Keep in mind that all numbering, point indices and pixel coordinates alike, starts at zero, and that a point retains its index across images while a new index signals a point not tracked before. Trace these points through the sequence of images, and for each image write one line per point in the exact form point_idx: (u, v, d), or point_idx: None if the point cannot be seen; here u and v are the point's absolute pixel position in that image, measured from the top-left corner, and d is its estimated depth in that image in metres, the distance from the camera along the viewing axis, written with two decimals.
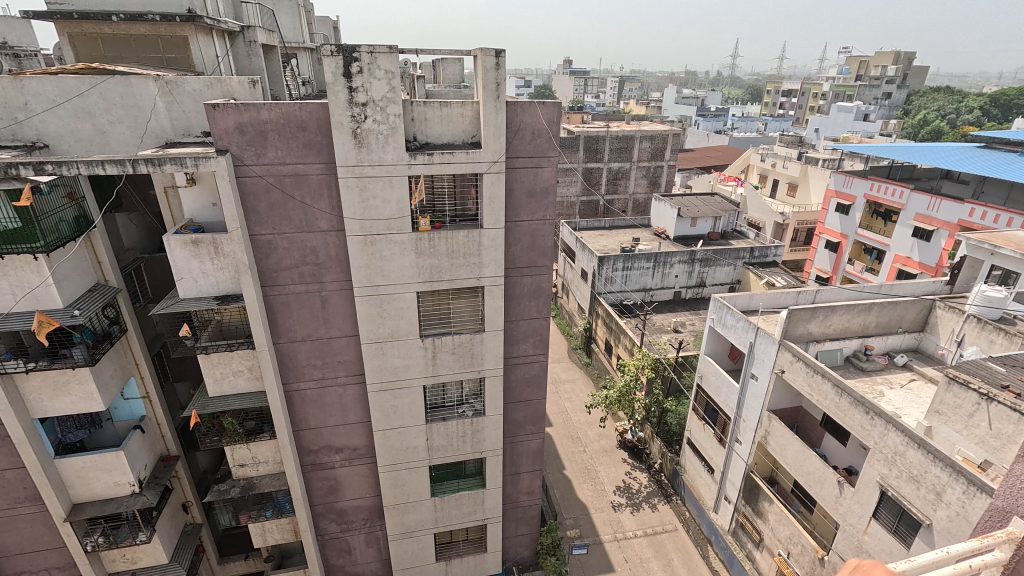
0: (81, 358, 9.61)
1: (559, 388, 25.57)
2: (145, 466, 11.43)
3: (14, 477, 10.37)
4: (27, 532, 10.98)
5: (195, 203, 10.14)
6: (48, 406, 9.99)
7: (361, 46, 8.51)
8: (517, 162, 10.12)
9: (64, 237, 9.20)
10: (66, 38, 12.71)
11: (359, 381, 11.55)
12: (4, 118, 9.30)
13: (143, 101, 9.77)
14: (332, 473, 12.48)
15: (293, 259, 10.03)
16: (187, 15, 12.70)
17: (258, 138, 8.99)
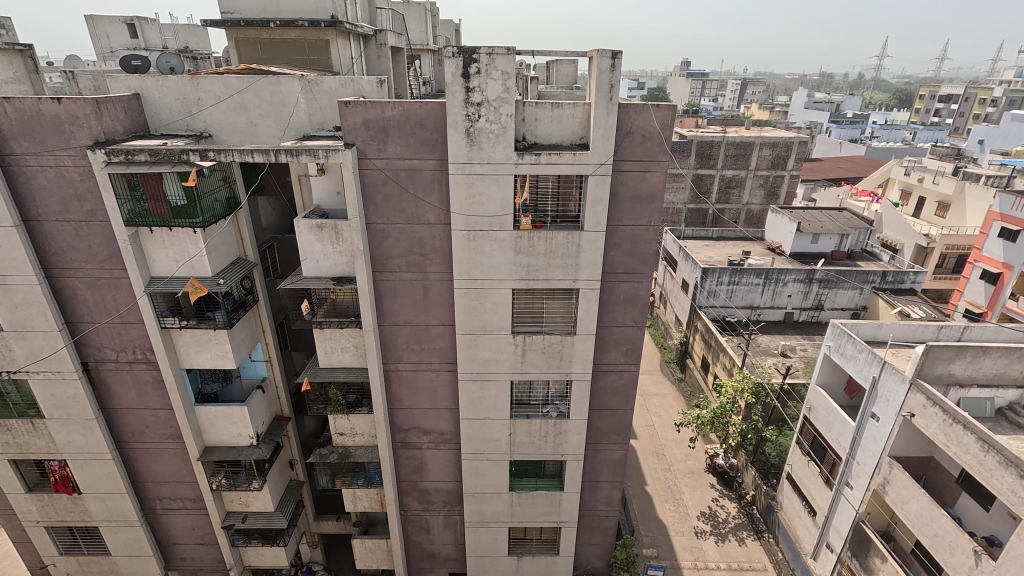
0: (221, 321, 11.05)
1: (648, 400, 24.69)
2: (262, 422, 12.85)
3: (164, 416, 12.21)
4: (170, 464, 12.82)
5: (322, 191, 11.20)
6: (193, 359, 11.59)
7: (481, 48, 8.83)
8: (624, 165, 9.90)
9: (217, 215, 10.61)
10: (234, 42, 14.66)
11: (451, 369, 12.01)
12: (181, 111, 10.94)
13: (288, 98, 10.97)
14: (419, 453, 13.15)
15: (402, 248, 10.68)
16: (330, 21, 14.01)
17: (381, 134, 9.70)
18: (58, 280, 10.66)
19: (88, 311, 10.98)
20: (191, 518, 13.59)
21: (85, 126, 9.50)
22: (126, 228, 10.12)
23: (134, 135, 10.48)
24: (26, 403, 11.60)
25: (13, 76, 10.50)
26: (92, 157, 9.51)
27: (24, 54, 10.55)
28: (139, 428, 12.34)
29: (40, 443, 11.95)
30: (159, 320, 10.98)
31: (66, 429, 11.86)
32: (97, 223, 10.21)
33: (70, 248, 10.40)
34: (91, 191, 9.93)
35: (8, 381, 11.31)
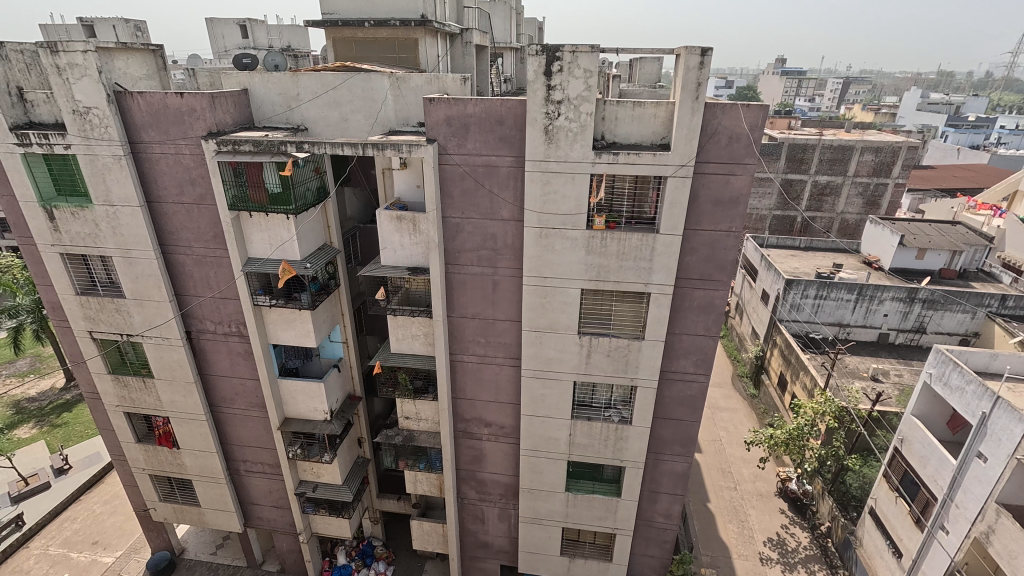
0: (306, 303, 11.84)
1: (716, 414, 23.59)
2: (336, 400, 13.66)
3: (252, 385, 13.29)
4: (253, 430, 13.95)
5: (404, 184, 11.67)
6: (279, 336, 12.52)
7: (565, 46, 8.80)
8: (707, 167, 9.49)
9: (308, 204, 11.36)
10: (332, 41, 15.59)
11: (515, 365, 12.12)
12: (282, 106, 11.83)
13: (377, 94, 11.51)
14: (478, 444, 13.41)
15: (475, 242, 10.91)
16: (420, 20, 14.53)
17: (461, 130, 9.95)
18: (172, 256, 11.89)
19: (194, 285, 12.18)
20: (268, 481, 14.72)
21: (201, 118, 10.51)
22: (230, 212, 11.09)
23: (241, 127, 11.45)
24: (140, 363, 13.12)
25: (147, 73, 11.83)
26: (205, 146, 10.50)
27: (156, 53, 11.84)
28: (230, 395, 13.53)
29: (149, 400, 13.44)
30: (253, 298, 11.96)
31: (170, 389, 13.25)
32: (206, 207, 11.28)
33: (183, 227, 11.57)
34: (203, 177, 10.98)
35: (127, 343, 12.81)
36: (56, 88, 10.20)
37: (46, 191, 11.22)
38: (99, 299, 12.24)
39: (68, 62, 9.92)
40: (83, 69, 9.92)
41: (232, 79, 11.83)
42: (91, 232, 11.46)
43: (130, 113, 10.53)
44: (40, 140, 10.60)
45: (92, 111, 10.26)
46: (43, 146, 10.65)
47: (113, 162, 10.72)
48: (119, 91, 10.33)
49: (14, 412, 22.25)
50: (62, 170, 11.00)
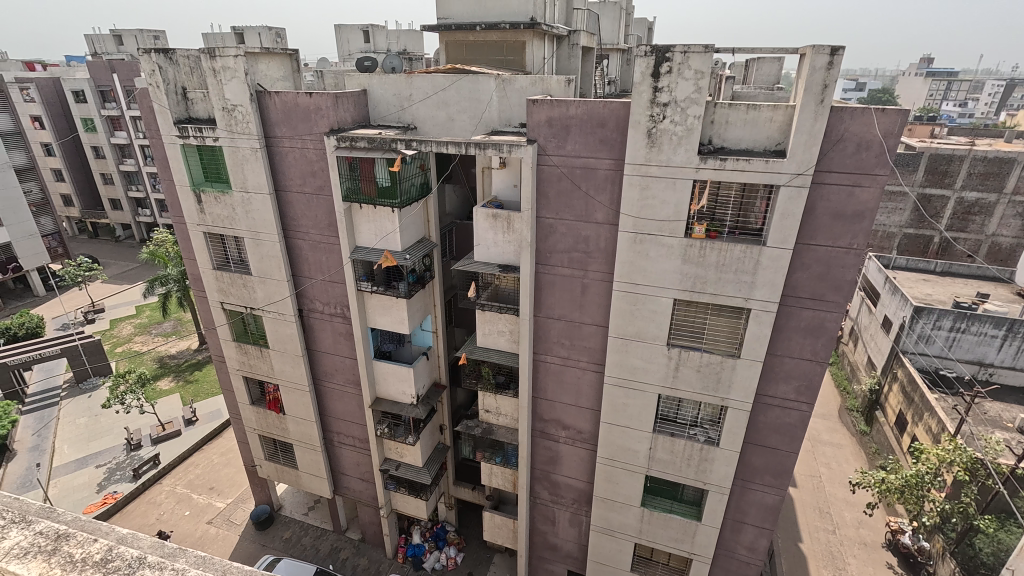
0: (402, 292, 12.56)
1: (817, 447, 21.52)
2: (423, 386, 14.32)
3: (350, 364, 14.35)
4: (348, 406, 15.06)
5: (501, 183, 11.93)
6: (376, 321, 13.38)
7: (676, 46, 8.49)
8: (828, 177, 8.68)
9: (412, 198, 12.02)
10: (445, 45, 16.35)
11: (598, 370, 11.94)
12: (396, 106, 12.62)
13: (484, 95, 11.86)
14: (555, 446, 13.39)
15: (567, 244, 10.89)
16: (529, 23, 14.76)
17: (562, 131, 9.97)
18: (292, 240, 13.16)
19: (309, 268, 13.38)
20: (356, 455, 15.80)
21: (325, 115, 11.50)
22: (344, 203, 12.02)
23: (359, 124, 12.36)
24: (259, 333, 14.66)
25: (284, 75, 13.16)
26: (327, 142, 11.48)
27: (293, 57, 13.13)
28: (331, 371, 14.70)
29: (263, 367, 14.99)
30: (357, 283, 12.89)
31: (282, 360, 14.68)
32: (323, 197, 12.34)
33: (302, 215, 12.76)
34: (323, 170, 12.00)
35: (250, 315, 14.38)
36: (211, 88, 11.68)
37: (196, 177, 12.90)
38: (231, 274, 13.86)
39: (222, 65, 11.31)
40: (234, 71, 11.26)
41: (354, 80, 12.81)
42: (229, 214, 13.00)
43: (268, 111, 11.79)
44: (195, 133, 12.21)
45: (238, 109, 11.64)
46: (198, 138, 12.24)
47: (251, 153, 12.06)
48: (260, 91, 11.60)
49: (159, 366, 25.89)
50: (210, 159, 12.58)
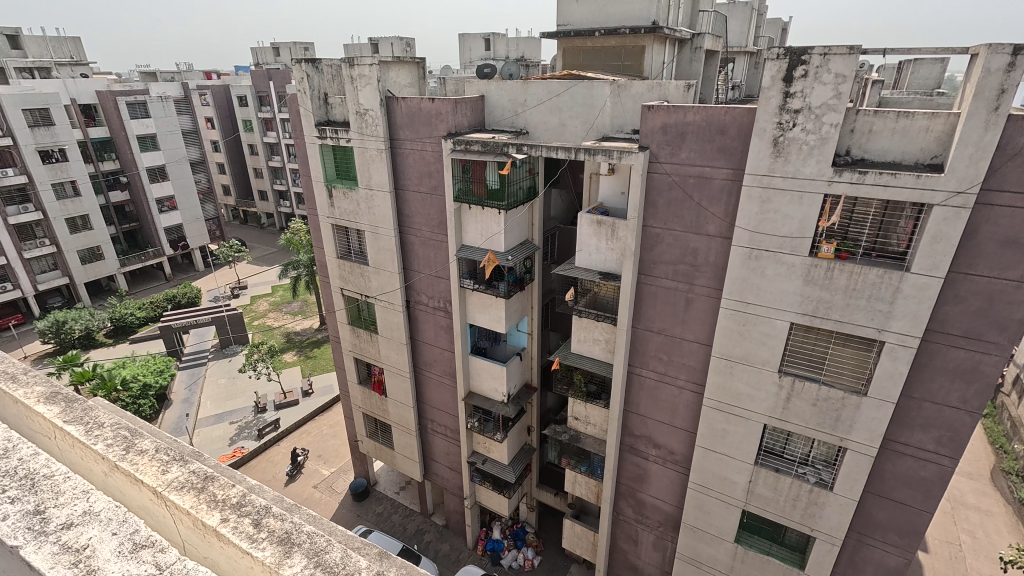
0: (502, 292, 12.86)
1: (958, 510, 18.48)
2: (515, 385, 14.54)
3: (448, 357, 15.02)
4: (442, 396, 15.77)
5: (609, 189, 11.70)
6: (476, 318, 13.86)
7: (815, 48, 7.78)
8: (998, 197, 7.42)
9: (518, 202, 12.27)
10: (562, 51, 16.54)
11: (697, 391, 11.31)
12: (510, 111, 12.99)
13: (597, 101, 11.76)
14: (643, 463, 12.91)
15: (673, 255, 10.45)
16: (651, 27, 14.39)
17: (677, 138, 9.59)
18: (405, 235, 14.09)
19: (418, 262, 14.23)
20: (447, 444, 16.49)
21: (445, 120, 12.17)
22: (454, 203, 12.65)
23: (475, 128, 12.88)
24: (370, 320, 15.86)
25: (411, 82, 14.12)
26: (444, 145, 12.14)
27: (419, 65, 14.05)
28: (430, 361, 15.49)
29: (372, 351, 16.22)
30: (460, 280, 13.47)
31: (388, 346, 15.77)
32: (437, 196, 13.06)
33: (417, 212, 13.60)
34: (438, 171, 12.71)
35: (364, 302, 15.62)
36: (348, 94, 12.87)
37: (330, 174, 14.28)
38: (351, 263, 15.17)
39: (358, 73, 12.41)
40: (368, 79, 12.33)
41: (473, 87, 13.40)
42: (354, 209, 14.27)
43: (394, 115, 12.74)
44: (332, 135, 13.54)
45: (369, 113, 12.72)
46: (333, 139, 13.56)
47: (376, 154, 13.13)
48: (389, 97, 12.58)
49: (285, 341, 29.08)
50: (343, 158, 13.85)
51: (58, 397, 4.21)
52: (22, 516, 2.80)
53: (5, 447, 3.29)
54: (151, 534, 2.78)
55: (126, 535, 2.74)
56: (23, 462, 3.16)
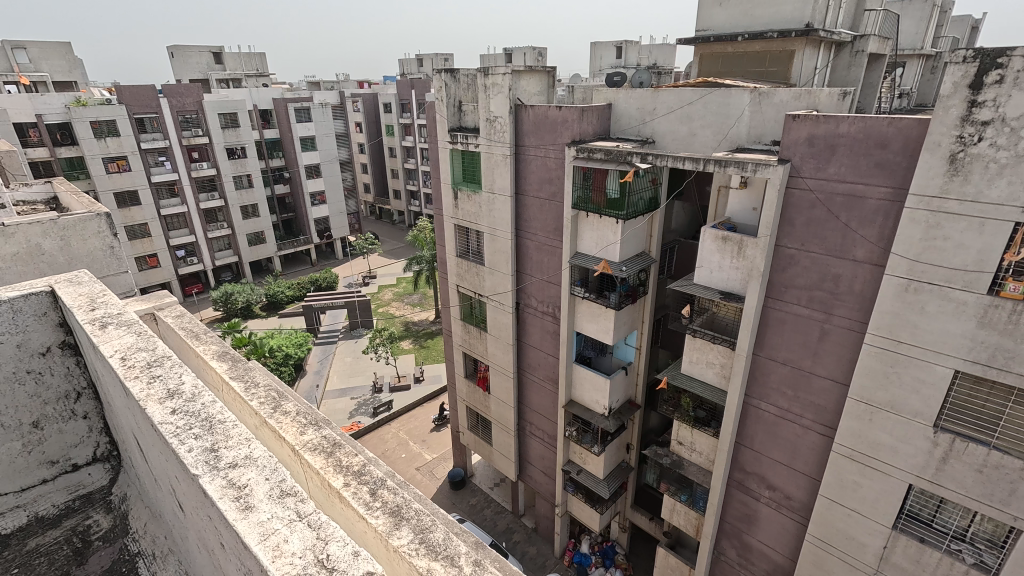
0: (613, 302, 12.61)
1: None
2: (617, 400, 14.15)
3: (552, 362, 15.09)
4: (543, 400, 15.87)
5: (739, 203, 10.81)
6: (583, 326, 13.75)
7: (1016, 49, 6.56)
8: None
9: (637, 212, 11.93)
10: (699, 58, 15.93)
11: (824, 433, 10.12)
12: (637, 120, 12.71)
13: (734, 110, 10.99)
14: (753, 504, 11.84)
15: (809, 280, 9.46)
16: (803, 29, 13.21)
17: (825, 151, 8.68)
18: (521, 239, 14.43)
19: (531, 266, 14.48)
20: (543, 448, 16.57)
21: (570, 127, 12.29)
22: (572, 210, 12.68)
23: (599, 136, 12.79)
24: (481, 317, 16.48)
25: (540, 90, 14.43)
26: (568, 152, 12.24)
27: (550, 74, 14.30)
28: (534, 364, 15.68)
29: (480, 347, 16.86)
30: (571, 287, 13.40)
31: (495, 345, 16.29)
32: (555, 203, 13.21)
33: (534, 217, 13.87)
34: (559, 178, 12.85)
35: (477, 300, 16.28)
36: (480, 101, 13.53)
37: (456, 177, 15.11)
38: (468, 263, 15.90)
39: (492, 82, 13.00)
40: (500, 87, 12.87)
41: (602, 95, 13.34)
42: (476, 211, 14.97)
43: (522, 122, 13.13)
44: (462, 140, 14.33)
45: (498, 120, 13.27)
46: (463, 144, 14.36)
47: (501, 159, 13.64)
48: (519, 104, 12.98)
49: (404, 329, 31.35)
50: (470, 162, 14.56)
51: (228, 356, 5.01)
52: (201, 451, 3.03)
53: (192, 391, 3.56)
54: (295, 484, 2.87)
55: (275, 482, 2.86)
56: (204, 407, 3.41)
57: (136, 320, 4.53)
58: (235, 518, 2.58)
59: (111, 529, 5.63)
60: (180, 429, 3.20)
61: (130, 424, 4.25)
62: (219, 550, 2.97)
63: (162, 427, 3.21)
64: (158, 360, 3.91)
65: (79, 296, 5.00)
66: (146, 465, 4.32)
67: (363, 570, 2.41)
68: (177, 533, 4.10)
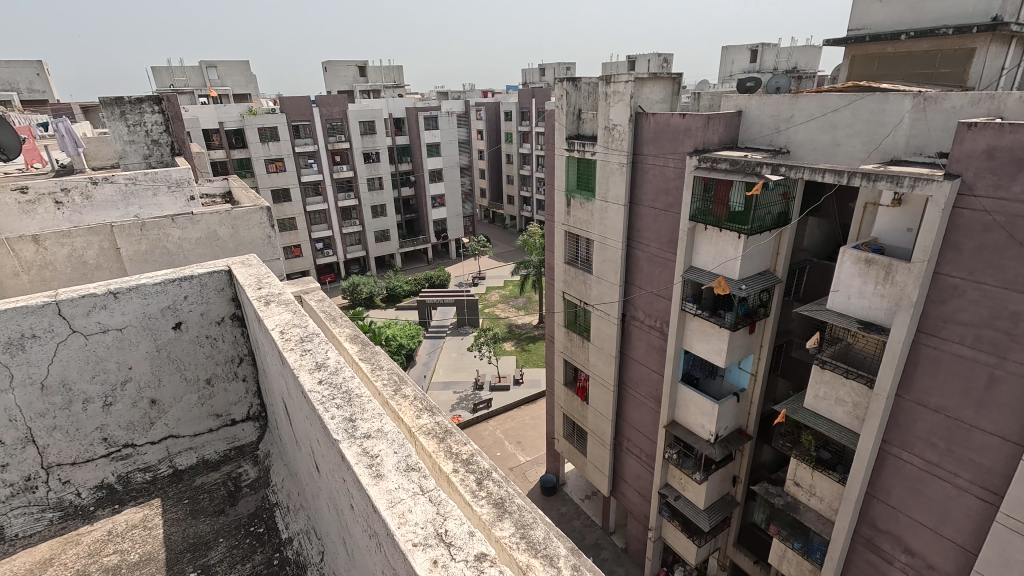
0: (727, 323, 11.79)
1: None
2: (726, 427, 13.20)
3: (655, 379, 14.52)
4: (643, 417, 15.29)
5: (888, 223, 9.55)
6: (693, 345, 13.05)
7: None
8: None
9: (763, 227, 11.08)
10: (850, 60, 14.43)
11: (986, 498, 8.53)
12: (771, 128, 11.76)
13: (890, 118, 9.69)
14: (884, 567, 10.32)
15: (977, 316, 8.06)
16: (989, 25, 11.33)
17: (1009, 166, 7.36)
18: (632, 249, 14.06)
19: (641, 278, 14.04)
20: (640, 467, 15.94)
21: (693, 136, 11.77)
22: (689, 222, 12.12)
23: (725, 145, 12.05)
24: (585, 326, 16.35)
25: (663, 97, 13.81)
26: (689, 161, 11.72)
27: (675, 81, 13.63)
28: (636, 380, 15.18)
29: (581, 356, 16.72)
30: (682, 303, 12.80)
31: (597, 355, 16.07)
32: (671, 214, 12.71)
33: (648, 228, 13.45)
34: (677, 188, 12.35)
35: (582, 309, 16.17)
36: (600, 109, 13.47)
37: (571, 184, 15.15)
38: (576, 270, 15.85)
39: (613, 90, 12.87)
40: (621, 95, 12.69)
41: (731, 102, 12.58)
42: (587, 218, 14.90)
43: (641, 130, 12.81)
44: (579, 148, 14.36)
45: (618, 128, 13.10)
46: (580, 152, 14.38)
47: (618, 168, 13.44)
48: (639, 113, 12.68)
49: (507, 331, 32.15)
50: (585, 170, 14.51)
51: (358, 340, 5.53)
52: (341, 420, 3.39)
53: (335, 365, 4.01)
54: (418, 461, 3.11)
55: (403, 456, 3.12)
56: (345, 381, 3.82)
57: (291, 299, 5.19)
58: (368, 483, 2.86)
59: (257, 479, 5.96)
60: (325, 398, 3.60)
61: (282, 390, 4.86)
62: (348, 511, 3.31)
63: (311, 395, 3.65)
64: (309, 336, 4.44)
65: (249, 275, 5.81)
66: (290, 427, 4.95)
67: (477, 551, 2.55)
68: (309, 490, 4.64)
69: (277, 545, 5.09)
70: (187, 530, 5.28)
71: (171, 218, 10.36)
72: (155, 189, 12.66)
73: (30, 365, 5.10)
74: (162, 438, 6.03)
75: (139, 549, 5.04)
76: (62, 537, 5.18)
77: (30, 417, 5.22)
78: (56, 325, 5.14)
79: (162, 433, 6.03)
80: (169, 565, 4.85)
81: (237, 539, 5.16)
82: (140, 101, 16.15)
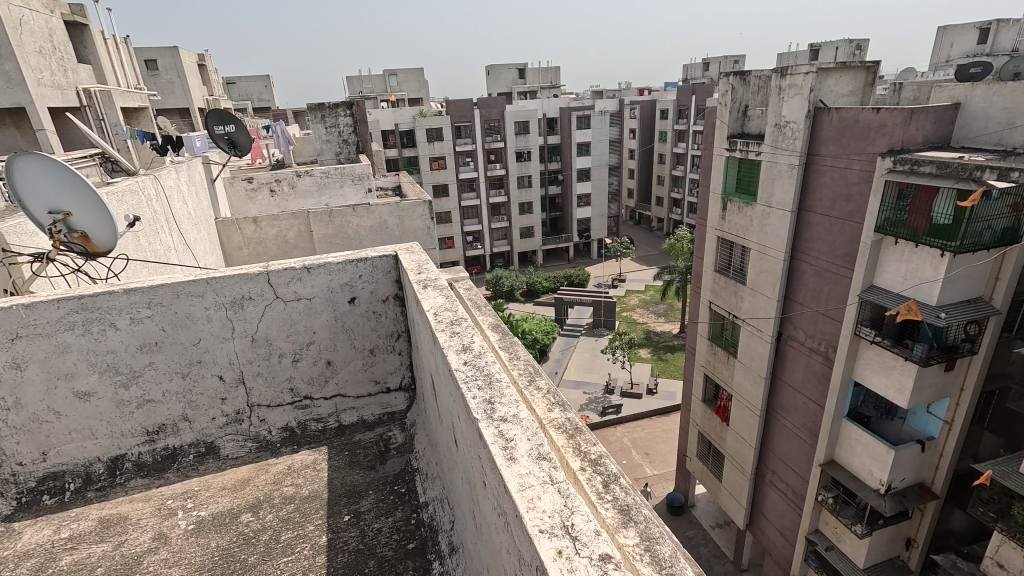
0: (916, 354, 10.00)
1: None
2: (903, 479, 11.18)
3: (813, 411, 12.75)
4: (794, 451, 13.57)
5: None
6: (868, 377, 11.26)
7: None
8: None
9: (980, 244, 9.21)
10: None
11: None
12: (1001, 123, 9.54)
13: None
14: None
15: None
16: None
17: None
18: (797, 261, 12.48)
19: (805, 294, 12.39)
20: (785, 504, 14.26)
21: (888, 133, 10.07)
22: (875, 233, 10.37)
23: (933, 145, 10.10)
24: (732, 341, 15.00)
25: (852, 89, 12.01)
26: (880, 163, 10.06)
27: (870, 70, 11.75)
28: (789, 408, 13.50)
29: (724, 373, 15.40)
30: (856, 326, 11.07)
31: (743, 374, 14.61)
32: (850, 223, 10.98)
33: (819, 238, 11.77)
34: (861, 194, 10.61)
35: (730, 322, 14.86)
36: (771, 106, 12.21)
37: (729, 187, 13.99)
38: (727, 280, 14.61)
39: (789, 83, 11.55)
40: (799, 89, 11.31)
41: (947, 92, 10.46)
42: (744, 225, 13.60)
43: (820, 126, 11.29)
44: (742, 147, 13.17)
45: (790, 125, 11.73)
46: (742, 152, 13.20)
47: (787, 169, 12.03)
48: (819, 107, 11.18)
49: (644, 337, 31.02)
50: (747, 172, 13.26)
51: (499, 328, 5.80)
52: (481, 400, 3.61)
53: (479, 349, 4.27)
54: (550, 450, 3.17)
55: (535, 444, 3.20)
56: (487, 365, 4.05)
57: (445, 286, 5.64)
58: (502, 463, 3.01)
59: (404, 444, 6.60)
60: (468, 378, 3.87)
61: (431, 367, 5.30)
62: (481, 487, 3.52)
63: (457, 373, 3.95)
64: (458, 320, 4.79)
65: (411, 261, 6.43)
66: (435, 402, 5.37)
67: (602, 551, 2.53)
68: (446, 462, 5.05)
69: (415, 506, 5.61)
70: (345, 477, 6.06)
71: (352, 208, 11.90)
72: (342, 182, 14.66)
73: (246, 321, 6.29)
74: (333, 396, 6.97)
75: (309, 486, 5.94)
76: (256, 464, 6.34)
77: (243, 363, 6.45)
78: (266, 291, 6.26)
79: (333, 391, 6.98)
80: (330, 504, 5.63)
81: (383, 494, 5.79)
82: (337, 106, 18.83)
